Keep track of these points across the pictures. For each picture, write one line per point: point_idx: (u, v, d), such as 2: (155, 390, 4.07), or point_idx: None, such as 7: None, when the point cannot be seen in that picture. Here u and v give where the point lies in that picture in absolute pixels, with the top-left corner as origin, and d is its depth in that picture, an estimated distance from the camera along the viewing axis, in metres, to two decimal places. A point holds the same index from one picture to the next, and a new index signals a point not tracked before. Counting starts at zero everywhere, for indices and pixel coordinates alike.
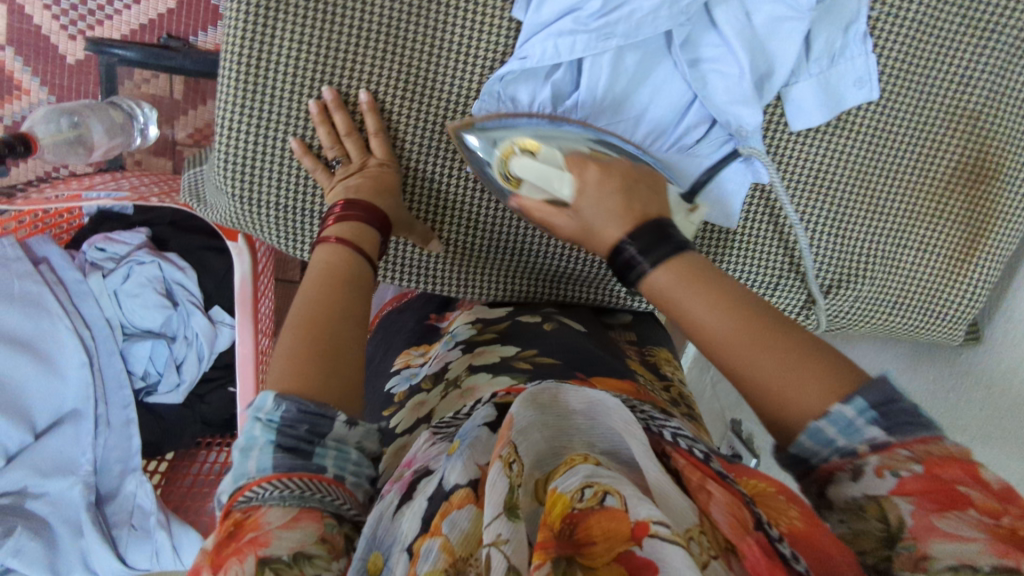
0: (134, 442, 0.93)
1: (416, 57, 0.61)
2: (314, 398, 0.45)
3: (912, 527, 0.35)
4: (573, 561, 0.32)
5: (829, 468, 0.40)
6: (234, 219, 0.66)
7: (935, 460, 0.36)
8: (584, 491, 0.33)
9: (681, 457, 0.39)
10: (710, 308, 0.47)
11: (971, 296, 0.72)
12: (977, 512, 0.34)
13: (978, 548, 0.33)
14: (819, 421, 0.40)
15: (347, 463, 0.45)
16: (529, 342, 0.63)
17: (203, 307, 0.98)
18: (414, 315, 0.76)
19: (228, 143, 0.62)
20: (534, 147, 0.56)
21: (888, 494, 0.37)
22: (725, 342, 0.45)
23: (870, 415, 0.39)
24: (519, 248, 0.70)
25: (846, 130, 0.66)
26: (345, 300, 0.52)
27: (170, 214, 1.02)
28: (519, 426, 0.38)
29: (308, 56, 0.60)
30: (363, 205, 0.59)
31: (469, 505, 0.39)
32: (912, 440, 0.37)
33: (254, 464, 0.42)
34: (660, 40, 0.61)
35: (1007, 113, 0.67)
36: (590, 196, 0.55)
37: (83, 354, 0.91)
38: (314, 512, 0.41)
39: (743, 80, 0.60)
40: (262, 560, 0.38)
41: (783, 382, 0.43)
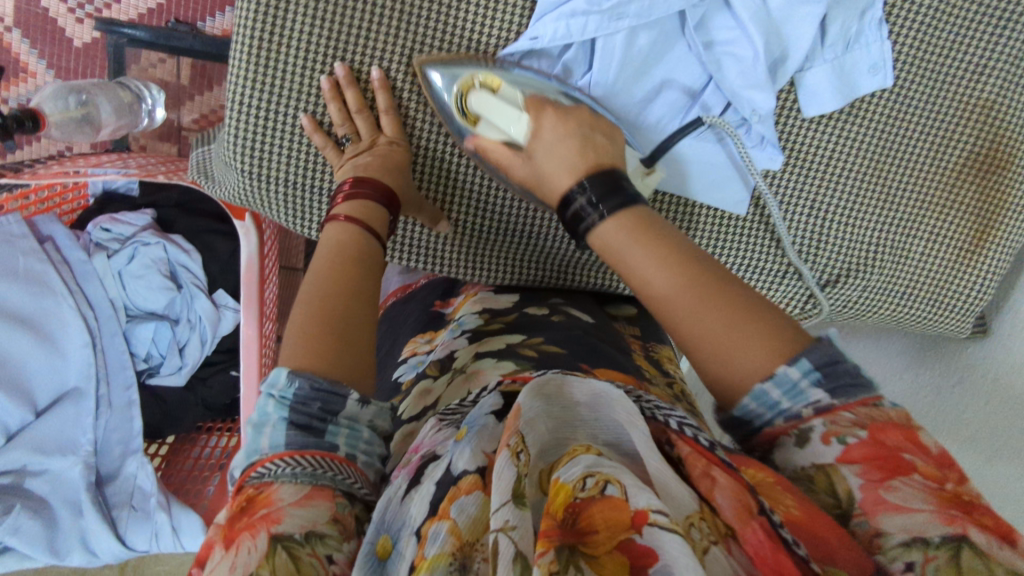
0: (135, 423, 0.93)
1: (428, 34, 0.61)
2: (328, 376, 0.45)
3: (861, 502, 0.37)
4: (576, 550, 0.30)
5: (774, 432, 0.42)
6: (243, 196, 0.66)
7: (881, 428, 0.39)
8: (585, 480, 0.33)
9: (685, 445, 0.38)
10: (660, 264, 0.47)
11: (977, 287, 0.71)
12: (921, 479, 0.37)
13: (926, 518, 0.35)
14: (764, 383, 0.42)
15: (359, 442, 0.45)
16: (535, 332, 0.62)
17: (206, 290, 0.98)
18: (420, 304, 0.75)
19: (239, 118, 0.62)
20: (495, 84, 0.57)
21: (834, 461, 0.39)
22: (666, 296, 0.47)
23: (814, 376, 0.41)
24: (528, 232, 0.70)
25: (859, 117, 0.65)
26: (355, 274, 0.52)
27: (176, 195, 1.01)
28: (527, 416, 0.38)
29: (321, 31, 0.60)
30: (375, 185, 0.58)
31: (478, 491, 0.38)
32: (854, 404, 0.40)
33: (266, 440, 0.43)
34: (674, 22, 0.61)
35: (1019, 103, 0.66)
36: (550, 142, 0.55)
37: (86, 334, 0.90)
38: (326, 490, 0.41)
39: (757, 62, 0.60)
40: (273, 537, 0.37)
41: (721, 337, 0.44)
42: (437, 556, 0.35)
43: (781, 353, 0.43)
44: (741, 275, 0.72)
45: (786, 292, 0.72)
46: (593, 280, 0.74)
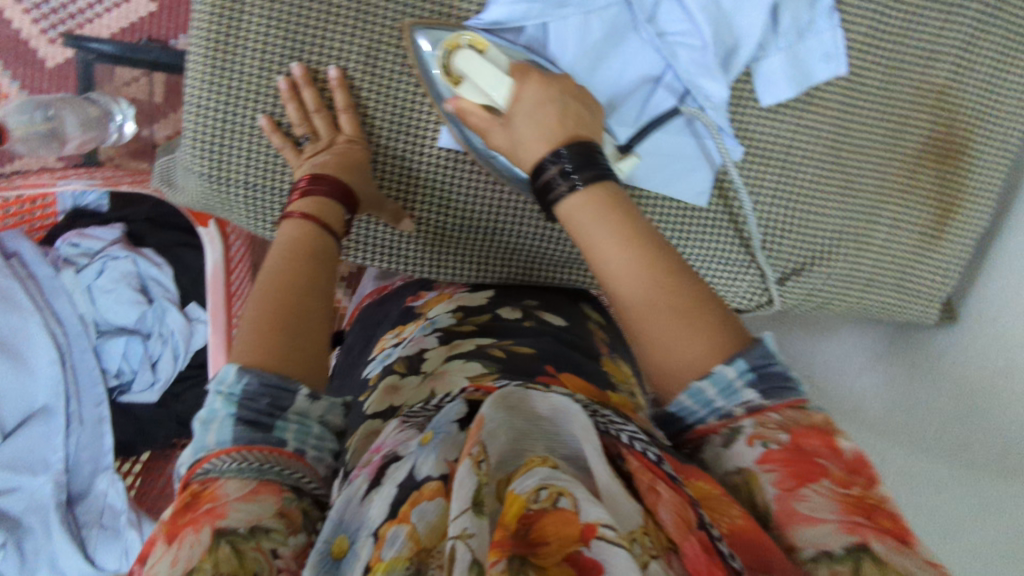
0: (107, 439, 0.92)
1: (386, 33, 0.61)
2: (276, 369, 0.45)
3: (777, 511, 0.37)
4: (527, 560, 0.31)
5: (706, 430, 0.44)
6: (206, 201, 0.66)
7: (804, 436, 0.40)
8: (540, 491, 0.33)
9: (634, 460, 0.37)
10: (620, 249, 0.47)
11: (941, 270, 0.73)
12: (831, 483, 0.37)
13: (831, 529, 0.35)
14: (700, 381, 0.43)
15: (307, 437, 0.44)
16: (507, 336, 0.62)
17: (178, 304, 0.97)
18: (396, 303, 0.74)
19: (197, 124, 0.62)
20: (482, 47, 0.58)
21: (754, 463, 0.40)
22: (620, 277, 0.47)
23: (749, 377, 0.43)
24: (492, 228, 0.70)
25: (818, 105, 0.66)
26: (307, 270, 0.52)
27: (146, 210, 0.99)
28: (489, 428, 0.37)
29: (278, 33, 0.60)
30: (330, 182, 0.58)
31: (440, 497, 0.37)
32: (781, 407, 0.42)
33: (213, 435, 0.42)
34: (626, 14, 0.62)
35: (973, 87, 0.67)
36: (529, 108, 0.53)
37: (54, 350, 0.89)
38: (273, 485, 0.41)
39: (707, 52, 0.61)
40: (218, 532, 0.37)
41: (671, 330, 0.45)
42: (394, 560, 0.35)
43: (720, 353, 0.44)
44: (708, 266, 0.71)
45: (751, 282, 0.72)
46: (560, 276, 0.74)
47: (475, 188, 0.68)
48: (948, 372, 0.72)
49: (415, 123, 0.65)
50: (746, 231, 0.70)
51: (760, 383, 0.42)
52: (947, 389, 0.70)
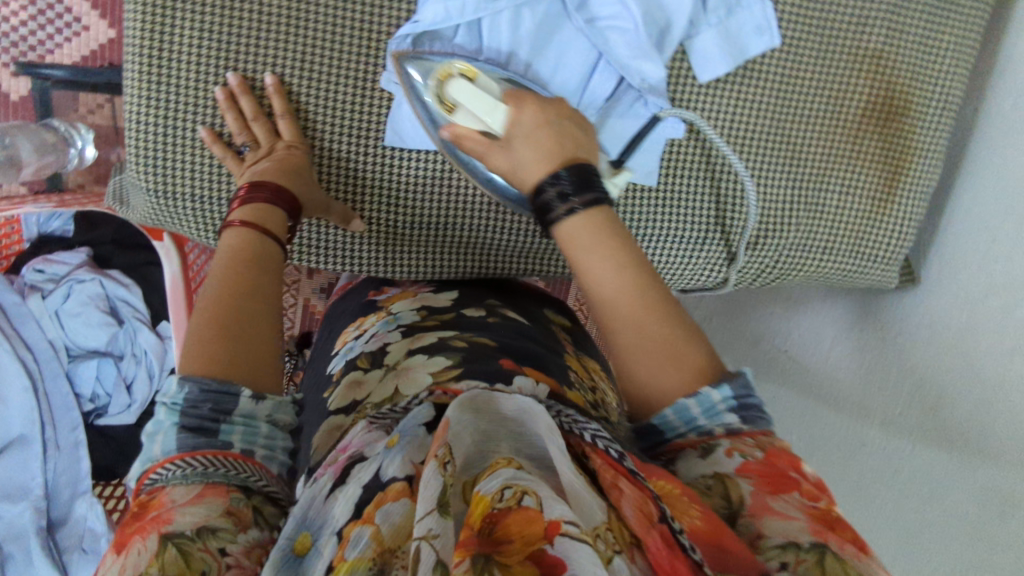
0: (83, 464, 0.93)
1: (319, 35, 0.62)
2: (219, 376, 0.43)
3: (750, 507, 0.39)
4: (491, 559, 0.30)
5: (683, 443, 0.45)
6: (156, 215, 0.66)
7: (777, 454, 0.42)
8: (503, 491, 0.32)
9: (597, 458, 0.37)
10: (616, 270, 0.48)
11: (896, 233, 0.73)
12: (800, 496, 0.39)
13: (798, 526, 0.37)
14: (689, 400, 0.45)
15: (256, 437, 0.42)
16: (468, 327, 0.62)
17: (150, 323, 0.97)
18: (358, 296, 0.73)
19: (139, 139, 0.62)
20: (472, 74, 0.57)
21: (732, 471, 0.41)
22: (612, 300, 0.47)
23: (731, 402, 0.44)
24: (445, 223, 0.70)
25: (754, 77, 0.67)
26: (249, 277, 0.50)
27: (110, 233, 0.98)
28: (455, 429, 0.36)
29: (212, 43, 0.61)
30: (271, 187, 0.57)
31: (405, 498, 0.36)
32: (759, 432, 0.44)
33: (159, 447, 0.40)
34: (557, 5, 0.63)
35: (907, 48, 0.68)
36: (528, 129, 0.52)
37: (26, 378, 0.90)
38: (220, 487, 0.39)
39: (638, 32, 0.62)
40: (165, 537, 0.36)
41: (663, 355, 0.46)
42: (357, 561, 0.33)
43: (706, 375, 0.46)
44: (666, 244, 0.71)
45: (707, 257, 0.72)
46: (517, 266, 0.75)
47: (424, 185, 0.68)
48: (921, 333, 0.72)
49: (356, 125, 0.65)
50: (697, 206, 0.70)
51: (739, 408, 0.45)
52: (921, 348, 0.70)
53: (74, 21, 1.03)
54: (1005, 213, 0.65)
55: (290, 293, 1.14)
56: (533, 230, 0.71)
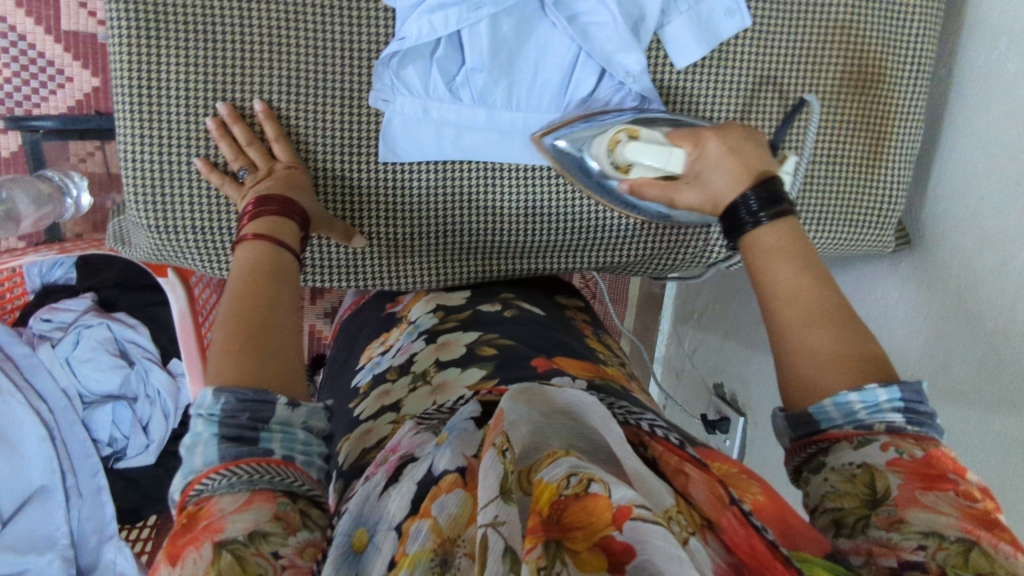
0: (108, 508, 0.93)
1: (303, 60, 0.63)
2: (253, 386, 0.44)
3: (896, 497, 0.40)
4: (561, 545, 0.30)
5: (838, 436, 0.43)
6: (159, 251, 0.67)
7: (942, 453, 0.41)
8: (569, 478, 0.33)
9: (659, 444, 0.39)
10: (794, 271, 0.50)
11: (886, 196, 0.74)
12: (957, 495, 0.39)
13: (948, 521, 0.37)
14: (852, 394, 0.44)
15: (295, 444, 0.44)
16: (490, 328, 0.63)
17: (161, 362, 0.98)
18: (375, 310, 0.76)
19: (134, 175, 0.63)
20: (636, 132, 0.60)
21: (884, 464, 0.41)
22: (782, 296, 0.49)
23: (898, 403, 0.43)
24: (448, 230, 0.71)
25: (728, 60, 0.69)
26: (267, 291, 0.51)
27: (115, 274, 1.00)
28: (510, 419, 0.37)
29: (199, 78, 0.62)
30: (280, 198, 0.58)
31: (459, 489, 0.37)
32: (923, 436, 0.42)
33: (200, 458, 0.41)
34: (534, 2, 0.65)
35: (877, 14, 0.70)
36: (716, 160, 0.57)
37: (42, 429, 0.89)
38: (266, 493, 0.40)
39: (617, 25, 0.64)
40: (218, 543, 0.36)
41: (825, 352, 0.46)
42: (419, 553, 0.34)
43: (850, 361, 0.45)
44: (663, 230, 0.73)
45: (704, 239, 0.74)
46: (521, 265, 0.76)
47: (424, 193, 0.69)
48: (923, 286, 0.72)
49: (349, 143, 0.66)
50: None
51: (907, 409, 0.43)
52: (918, 304, 0.72)
53: (57, 74, 1.05)
54: (985, 169, 0.66)
55: None
56: (533, 229, 0.72)
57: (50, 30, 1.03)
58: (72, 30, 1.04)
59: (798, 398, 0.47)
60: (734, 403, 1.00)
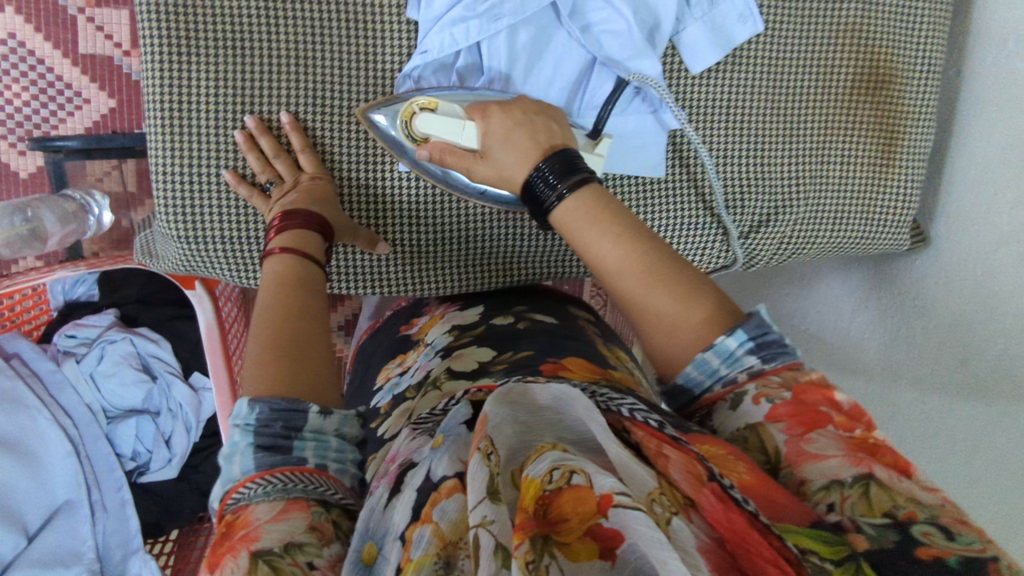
0: (133, 522, 0.94)
1: (328, 73, 0.65)
2: (284, 396, 0.44)
3: (787, 455, 0.40)
4: (550, 538, 0.32)
5: (712, 398, 0.47)
6: (186, 262, 0.68)
7: (805, 390, 0.43)
8: (552, 473, 0.33)
9: (639, 430, 0.38)
10: (614, 241, 0.52)
11: (901, 196, 0.76)
12: (835, 428, 0.40)
13: (839, 462, 0.38)
14: (706, 352, 0.47)
15: (327, 451, 0.44)
16: (502, 343, 0.63)
17: (182, 375, 0.99)
18: (389, 334, 0.77)
19: (165, 189, 0.65)
20: (433, 105, 0.62)
21: (763, 420, 0.42)
22: (619, 271, 0.51)
23: (748, 345, 0.46)
24: (466, 237, 0.72)
25: (742, 64, 0.70)
26: (300, 301, 0.52)
27: (136, 290, 1.01)
28: (494, 423, 0.37)
29: (226, 93, 0.63)
30: (302, 214, 0.59)
31: (459, 493, 0.37)
32: (782, 368, 0.45)
33: (238, 467, 0.42)
34: (550, 14, 0.66)
35: (886, 19, 0.71)
36: (501, 135, 0.58)
37: (68, 444, 0.90)
38: (301, 502, 0.40)
39: (633, 33, 0.66)
40: (253, 553, 0.36)
41: (675, 313, 0.49)
42: (423, 558, 0.34)
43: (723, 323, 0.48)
44: (682, 232, 0.74)
45: (721, 241, 0.75)
46: (537, 270, 0.77)
47: (444, 201, 0.70)
48: (950, 281, 0.73)
49: (373, 152, 0.67)
50: (706, 190, 0.73)
51: (758, 349, 0.46)
52: (939, 300, 0.73)
53: (74, 96, 1.07)
54: (1000, 165, 0.68)
55: None
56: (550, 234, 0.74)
57: (68, 53, 1.06)
58: (88, 53, 1.06)
59: (671, 363, 0.50)
60: None
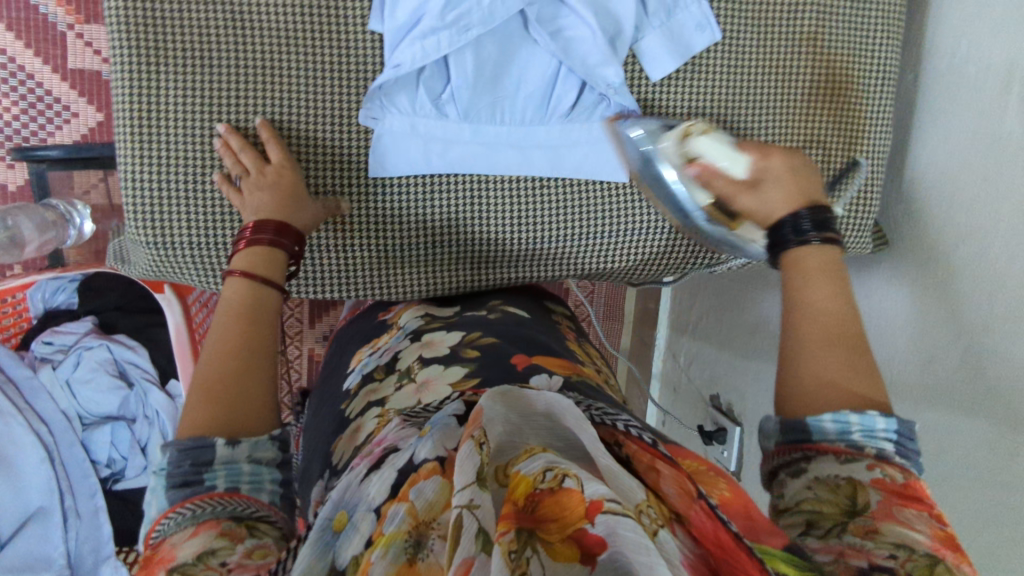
0: (105, 529, 0.95)
1: (296, 83, 0.67)
2: (197, 432, 0.47)
3: (875, 510, 0.42)
4: (534, 534, 0.32)
5: (829, 448, 0.46)
6: (156, 267, 0.69)
7: (921, 485, 0.43)
8: (545, 473, 0.34)
9: (633, 444, 0.40)
10: (829, 294, 0.54)
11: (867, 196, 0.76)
12: (931, 516, 0.41)
13: (920, 536, 0.39)
14: (854, 417, 0.47)
15: (239, 476, 0.45)
16: (471, 327, 0.65)
17: (160, 383, 0.98)
18: (368, 318, 0.77)
19: (133, 196, 0.66)
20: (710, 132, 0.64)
21: (867, 481, 0.44)
22: (815, 314, 0.53)
23: (892, 434, 0.46)
24: (433, 246, 0.73)
25: (700, 72, 0.72)
26: (250, 330, 0.54)
27: (116, 297, 1.01)
28: (488, 416, 0.38)
29: (197, 101, 0.65)
30: (273, 226, 0.61)
31: (437, 475, 0.38)
32: (908, 469, 0.44)
33: (154, 507, 0.44)
34: (517, 22, 0.68)
35: (840, 27, 0.73)
36: (776, 176, 0.60)
37: (41, 448, 0.91)
38: (211, 521, 0.42)
39: (596, 38, 0.67)
40: (169, 569, 0.39)
41: (844, 376, 0.50)
42: (394, 534, 0.35)
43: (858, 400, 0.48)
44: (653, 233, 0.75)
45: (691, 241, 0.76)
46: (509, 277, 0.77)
47: (409, 211, 0.71)
48: (913, 283, 0.73)
49: (339, 160, 0.69)
50: None
51: (898, 442, 0.46)
52: (905, 304, 0.73)
53: (63, 109, 1.09)
54: (956, 166, 0.69)
55: (295, 344, 1.16)
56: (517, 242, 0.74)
57: (57, 68, 1.08)
58: (77, 68, 1.09)
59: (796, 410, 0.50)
60: (729, 413, 1.00)
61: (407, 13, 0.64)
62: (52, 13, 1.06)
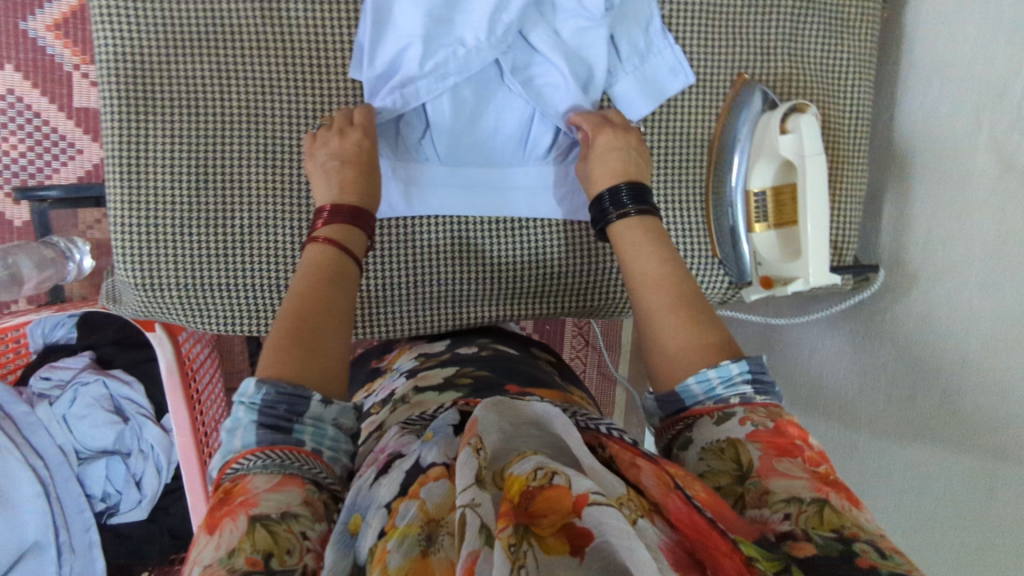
0: (99, 564, 0.97)
1: (280, 127, 0.69)
2: (291, 382, 0.47)
3: (759, 468, 0.44)
4: (528, 529, 0.33)
5: (703, 410, 0.50)
6: (147, 307, 0.71)
7: (787, 422, 0.48)
8: (536, 471, 0.35)
9: (615, 443, 0.40)
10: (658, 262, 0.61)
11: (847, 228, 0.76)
12: (804, 461, 0.44)
13: (803, 483, 0.42)
14: (711, 371, 0.52)
15: (325, 437, 0.46)
16: (466, 362, 0.66)
17: (155, 417, 1.00)
18: (364, 365, 0.78)
19: (122, 236, 0.68)
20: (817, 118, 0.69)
21: (743, 437, 0.47)
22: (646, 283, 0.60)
23: (746, 375, 0.51)
24: (449, 279, 0.74)
25: (675, 114, 0.73)
26: (330, 294, 0.56)
27: (113, 332, 1.03)
28: (483, 426, 0.39)
29: (184, 146, 0.68)
30: (347, 210, 0.63)
31: (445, 478, 0.38)
32: (768, 403, 0.50)
33: (239, 440, 0.44)
34: (493, 69, 0.70)
35: (811, 68, 0.75)
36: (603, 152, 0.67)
37: (37, 484, 0.93)
38: (297, 478, 0.43)
39: (569, 83, 0.69)
40: (252, 518, 0.39)
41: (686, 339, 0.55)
42: (408, 527, 0.35)
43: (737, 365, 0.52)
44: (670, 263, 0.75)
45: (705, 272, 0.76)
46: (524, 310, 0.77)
47: (427, 243, 0.73)
48: (890, 314, 0.74)
49: None
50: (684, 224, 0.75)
51: (756, 382, 0.51)
52: (884, 338, 0.74)
53: (68, 147, 1.12)
54: (927, 203, 0.70)
55: None
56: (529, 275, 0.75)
57: (63, 108, 1.11)
58: (83, 106, 1.12)
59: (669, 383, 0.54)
60: None
61: (387, 60, 0.67)
62: (59, 55, 1.10)
